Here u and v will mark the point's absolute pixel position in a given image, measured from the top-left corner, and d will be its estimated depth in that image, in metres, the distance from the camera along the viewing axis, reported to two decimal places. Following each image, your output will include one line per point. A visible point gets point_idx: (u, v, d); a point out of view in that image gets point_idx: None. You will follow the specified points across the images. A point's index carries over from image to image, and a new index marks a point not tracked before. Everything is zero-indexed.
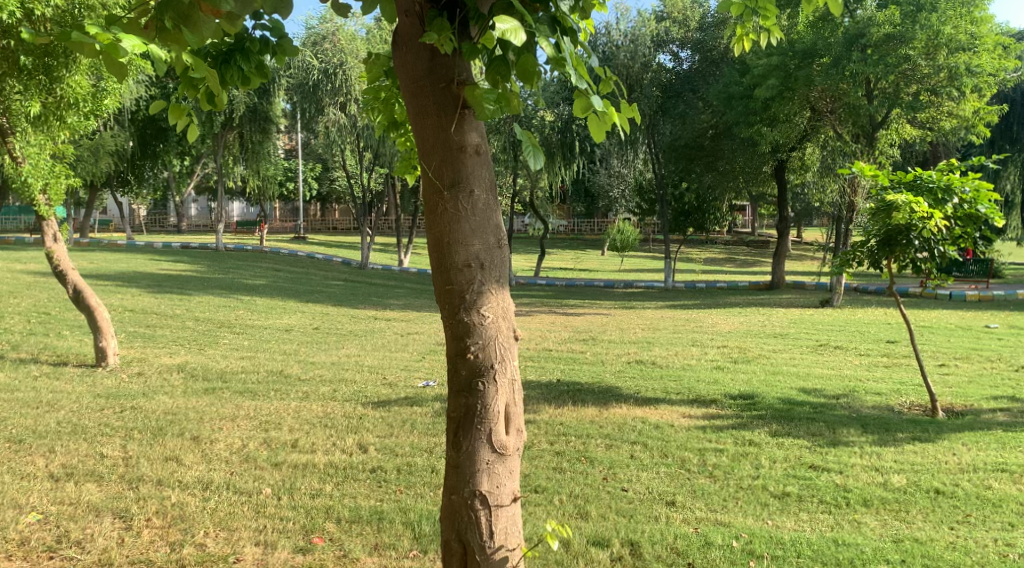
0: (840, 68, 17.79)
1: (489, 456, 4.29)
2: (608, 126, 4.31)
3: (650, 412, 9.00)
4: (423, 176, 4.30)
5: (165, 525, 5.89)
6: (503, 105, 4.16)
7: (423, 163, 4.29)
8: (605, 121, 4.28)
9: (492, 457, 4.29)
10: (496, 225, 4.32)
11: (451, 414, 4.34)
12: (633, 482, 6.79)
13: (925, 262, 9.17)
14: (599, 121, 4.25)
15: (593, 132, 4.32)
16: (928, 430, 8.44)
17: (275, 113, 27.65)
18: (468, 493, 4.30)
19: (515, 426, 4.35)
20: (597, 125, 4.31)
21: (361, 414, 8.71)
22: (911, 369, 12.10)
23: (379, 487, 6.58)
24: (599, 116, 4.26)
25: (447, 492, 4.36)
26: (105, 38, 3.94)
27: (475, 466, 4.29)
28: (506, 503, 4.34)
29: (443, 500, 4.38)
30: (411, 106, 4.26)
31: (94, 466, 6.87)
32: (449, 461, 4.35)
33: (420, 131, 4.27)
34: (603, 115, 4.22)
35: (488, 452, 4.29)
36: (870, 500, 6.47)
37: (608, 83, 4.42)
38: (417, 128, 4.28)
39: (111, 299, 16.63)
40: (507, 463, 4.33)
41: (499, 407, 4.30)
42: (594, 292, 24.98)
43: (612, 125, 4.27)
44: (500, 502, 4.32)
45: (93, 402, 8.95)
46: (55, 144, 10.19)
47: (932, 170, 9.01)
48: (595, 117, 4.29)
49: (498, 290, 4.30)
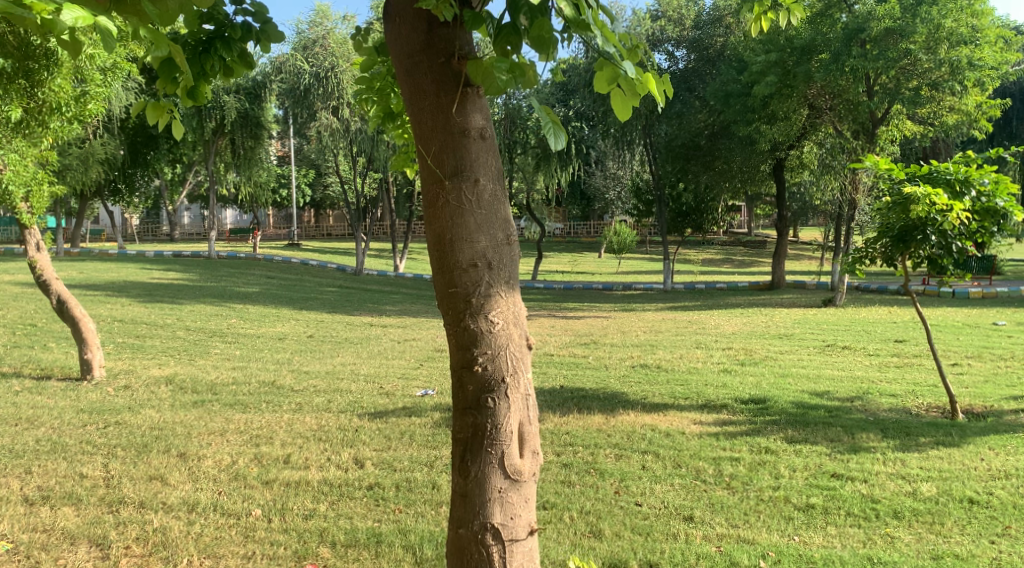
0: (840, 64, 17.34)
1: (501, 483, 3.89)
2: (636, 98, 4.14)
3: (659, 419, 8.59)
4: (421, 165, 3.91)
5: (145, 554, 5.47)
6: (517, 74, 3.83)
7: (420, 148, 3.90)
8: (631, 93, 4.11)
9: (505, 485, 3.89)
10: (504, 219, 3.93)
11: (457, 435, 3.94)
12: (647, 495, 6.38)
13: (943, 258, 8.74)
14: (626, 96, 4.08)
15: (616, 106, 4.14)
16: (952, 433, 8.05)
17: (267, 119, 27.25)
18: (477, 526, 3.89)
19: (530, 447, 3.95)
20: (620, 101, 4.15)
21: (357, 426, 8.30)
22: (923, 369, 11.70)
23: (377, 507, 6.16)
24: (625, 90, 4.10)
25: (454, 525, 3.95)
26: (43, 9, 3.58)
27: (486, 495, 3.89)
28: (522, 537, 3.92)
29: (449, 534, 3.97)
30: (405, 86, 3.86)
31: (72, 488, 6.45)
32: (455, 489, 3.95)
33: (417, 112, 3.88)
34: (630, 87, 4.06)
35: (501, 479, 3.89)
36: (901, 512, 6.07)
37: (635, 51, 4.23)
38: (413, 111, 3.88)
39: (100, 309, 16.21)
40: (521, 490, 3.92)
41: (511, 426, 3.90)
42: (593, 295, 24.55)
43: (640, 97, 4.11)
44: (516, 535, 3.91)
45: (75, 418, 8.54)
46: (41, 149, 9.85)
47: (947, 162, 8.61)
48: (620, 90, 4.11)
49: (507, 292, 3.90)
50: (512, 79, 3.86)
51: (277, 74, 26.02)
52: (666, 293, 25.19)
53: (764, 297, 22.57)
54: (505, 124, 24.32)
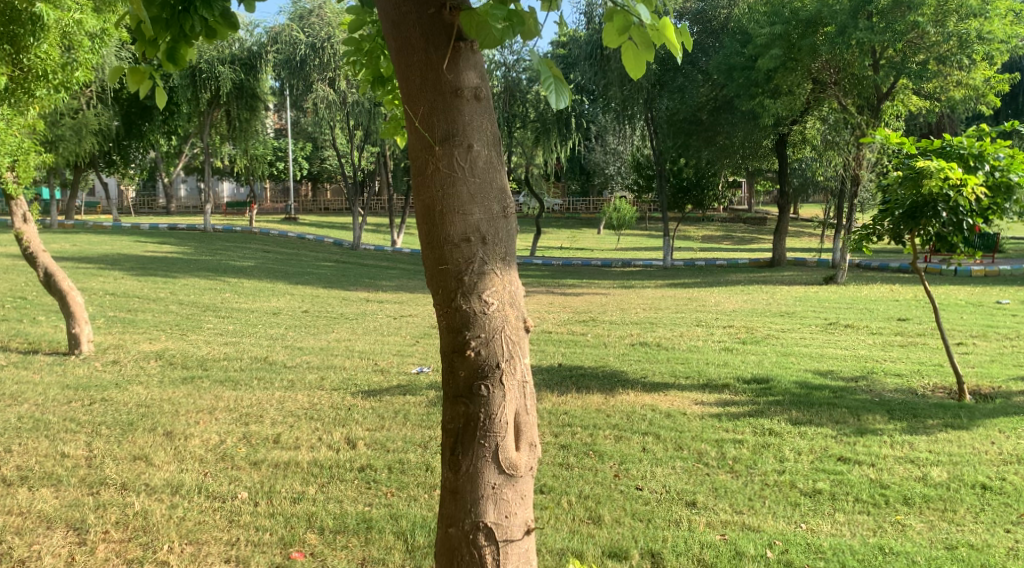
0: (845, 36, 16.97)
1: (495, 478, 3.66)
2: (650, 52, 3.94)
3: (659, 398, 8.39)
4: (409, 128, 3.65)
5: (124, 539, 5.24)
6: (515, 23, 3.59)
7: (408, 109, 3.64)
8: (644, 47, 3.91)
9: (499, 481, 3.66)
10: (501, 189, 3.67)
11: (448, 425, 3.71)
12: (647, 479, 6.17)
13: (954, 235, 8.44)
14: (639, 49, 3.88)
15: (630, 62, 3.95)
16: (960, 416, 7.81)
17: (262, 90, 26.85)
18: (469, 525, 3.67)
19: (527, 439, 3.71)
20: (632, 57, 3.95)
21: (350, 404, 8.07)
22: (928, 348, 11.47)
23: (367, 490, 5.93)
24: (638, 44, 3.90)
25: (444, 524, 3.73)
26: None
27: (478, 492, 3.66)
28: (518, 537, 3.69)
29: (438, 534, 3.75)
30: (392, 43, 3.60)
31: (52, 469, 6.22)
32: (445, 485, 3.72)
33: (405, 70, 3.61)
34: (643, 38, 3.87)
35: (496, 474, 3.66)
36: (912, 498, 5.85)
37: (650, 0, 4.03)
38: (401, 69, 3.62)
39: (92, 282, 15.92)
40: (517, 486, 3.68)
41: (507, 417, 3.66)
42: (592, 271, 24.24)
43: (655, 51, 3.90)
44: (511, 535, 3.68)
45: (59, 395, 8.30)
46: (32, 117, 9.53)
47: (961, 136, 8.36)
48: (632, 44, 3.91)
49: (503, 270, 3.65)
50: (508, 28, 3.62)
51: (272, 45, 25.70)
52: (665, 269, 24.89)
53: (765, 274, 22.33)
54: (505, 97, 24.01)
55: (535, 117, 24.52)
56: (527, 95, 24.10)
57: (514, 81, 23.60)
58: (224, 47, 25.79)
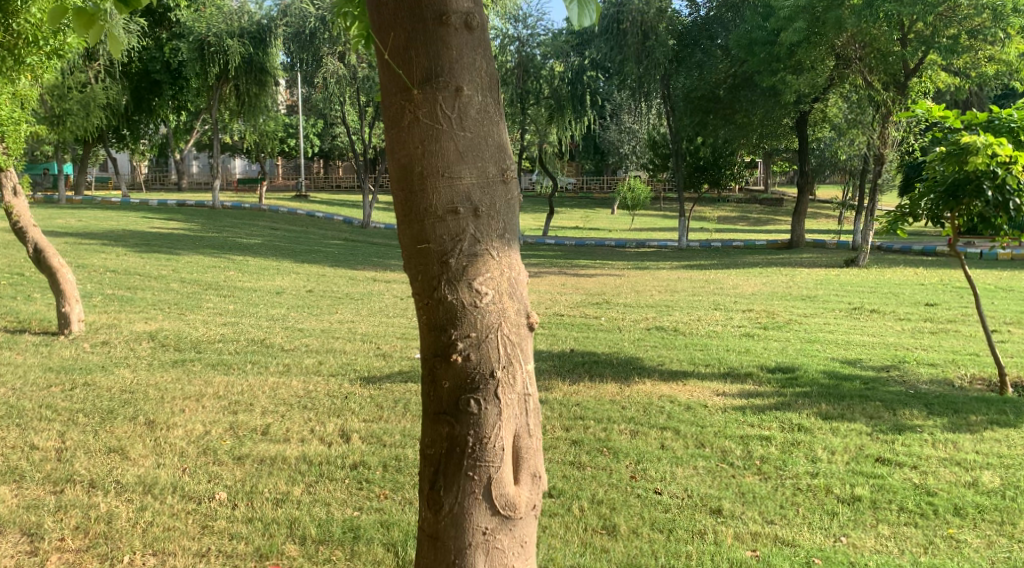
0: (873, 9, 16.04)
1: (488, 522, 3.31)
2: None
3: (678, 389, 7.79)
4: (384, 73, 3.29)
5: (82, 549, 4.72)
6: None
7: (381, 46, 3.28)
8: None
9: (492, 524, 3.31)
10: (496, 147, 3.31)
11: (429, 449, 3.36)
12: (667, 481, 5.59)
13: (997, 217, 7.75)
14: None
15: None
16: (1005, 411, 7.19)
17: (272, 64, 26.12)
18: None
19: (528, 470, 3.37)
20: None
21: (347, 392, 7.53)
22: (961, 335, 10.81)
23: (359, 492, 5.39)
24: None
25: None
26: None
27: (466, 539, 3.31)
28: None
29: None
30: None
31: (15, 463, 5.69)
32: (426, 528, 3.38)
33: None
34: None
35: (488, 516, 3.31)
36: (964, 509, 5.26)
37: None
38: None
39: (92, 258, 15.41)
40: (513, 528, 3.34)
41: (504, 442, 3.32)
42: (605, 252, 23.60)
43: None
44: None
45: (39, 378, 7.79)
46: (28, 88, 8.79)
47: (1011, 110, 7.67)
48: None
49: (499, 251, 3.29)
50: None
51: (282, 19, 25.47)
52: (681, 251, 24.25)
53: (785, 256, 21.60)
54: (518, 73, 23.37)
55: (549, 93, 23.70)
56: (541, 70, 23.43)
57: (528, 56, 23.17)
58: (233, 19, 25.09)
